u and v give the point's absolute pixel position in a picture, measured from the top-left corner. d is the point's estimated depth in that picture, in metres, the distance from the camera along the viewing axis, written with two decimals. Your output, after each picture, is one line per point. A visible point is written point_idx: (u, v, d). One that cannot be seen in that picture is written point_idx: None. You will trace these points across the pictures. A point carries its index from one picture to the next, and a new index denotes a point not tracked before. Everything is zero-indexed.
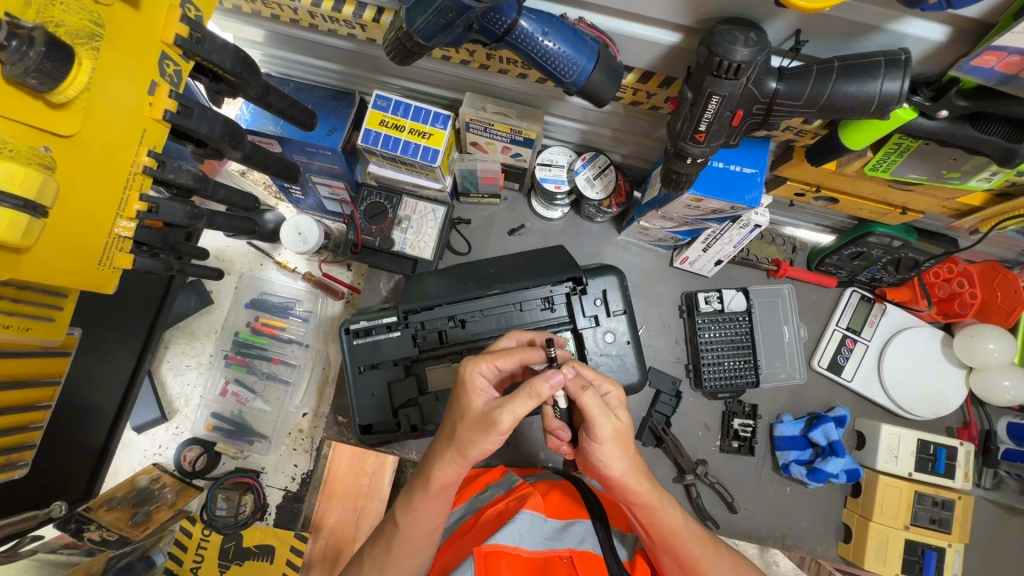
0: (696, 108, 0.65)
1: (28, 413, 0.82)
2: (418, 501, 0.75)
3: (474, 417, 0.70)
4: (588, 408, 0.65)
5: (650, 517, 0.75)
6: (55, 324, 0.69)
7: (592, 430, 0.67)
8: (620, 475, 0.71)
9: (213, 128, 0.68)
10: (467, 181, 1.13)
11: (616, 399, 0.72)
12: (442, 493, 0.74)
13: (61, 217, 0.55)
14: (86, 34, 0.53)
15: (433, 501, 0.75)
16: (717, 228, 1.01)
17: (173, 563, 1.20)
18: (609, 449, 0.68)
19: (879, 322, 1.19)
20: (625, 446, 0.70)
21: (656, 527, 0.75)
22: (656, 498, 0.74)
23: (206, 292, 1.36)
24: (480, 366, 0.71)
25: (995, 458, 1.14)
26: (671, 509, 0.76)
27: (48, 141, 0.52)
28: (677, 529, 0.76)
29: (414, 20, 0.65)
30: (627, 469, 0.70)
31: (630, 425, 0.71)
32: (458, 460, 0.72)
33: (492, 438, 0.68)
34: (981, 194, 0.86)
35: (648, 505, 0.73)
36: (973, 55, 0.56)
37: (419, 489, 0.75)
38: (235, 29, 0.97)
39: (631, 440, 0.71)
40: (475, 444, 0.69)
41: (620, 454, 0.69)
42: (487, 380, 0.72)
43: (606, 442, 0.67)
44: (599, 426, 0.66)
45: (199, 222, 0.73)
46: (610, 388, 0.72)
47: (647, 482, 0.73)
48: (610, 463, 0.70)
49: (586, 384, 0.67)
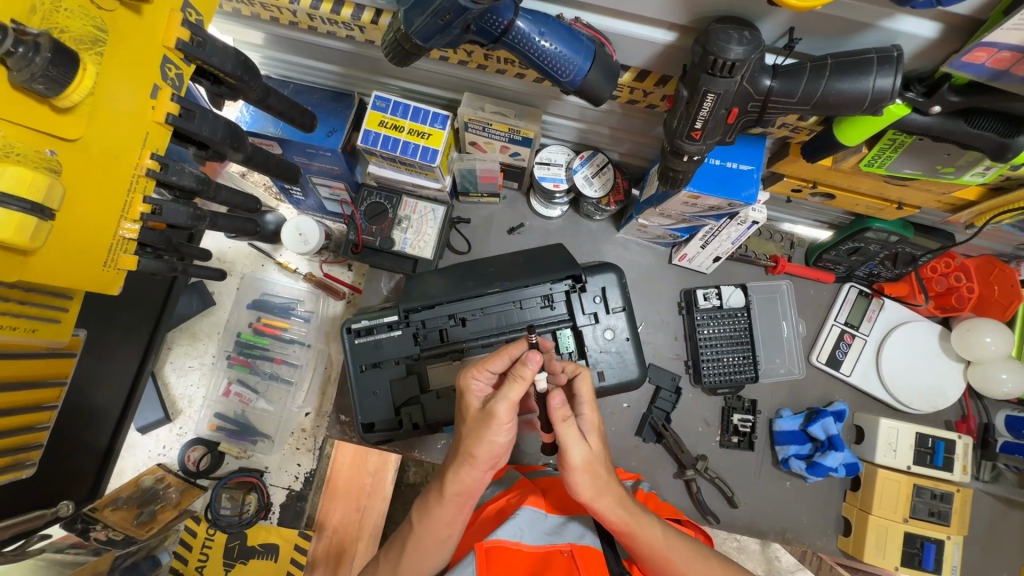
0: (692, 106, 0.66)
1: (33, 414, 0.83)
2: (436, 504, 0.76)
3: (475, 416, 0.73)
4: (564, 437, 0.71)
5: (630, 539, 0.75)
6: (60, 326, 0.70)
7: (564, 458, 0.72)
8: (591, 500, 0.73)
9: (214, 131, 0.69)
10: (466, 181, 1.14)
11: (591, 424, 0.75)
12: (460, 497, 0.75)
13: (65, 219, 0.56)
14: (89, 39, 0.54)
15: (452, 505, 0.75)
16: (715, 225, 1.01)
17: (178, 563, 1.22)
18: (579, 477, 0.72)
19: (877, 317, 1.19)
20: (594, 473, 0.73)
21: (638, 551, 0.76)
22: (630, 522, 0.74)
23: (208, 294, 1.37)
24: (473, 373, 0.76)
25: (993, 451, 1.15)
26: (651, 530, 0.76)
27: (53, 144, 0.53)
28: (660, 551, 0.75)
29: (412, 21, 0.66)
30: (595, 494, 0.73)
31: (601, 452, 0.74)
32: (470, 463, 0.72)
33: (500, 430, 0.70)
34: (977, 188, 0.87)
35: (624, 530, 0.74)
36: (963, 51, 0.57)
37: (436, 493, 0.76)
38: (235, 32, 0.98)
39: (600, 467, 0.73)
40: (482, 439, 0.70)
41: (587, 481, 0.72)
42: (483, 383, 0.77)
43: (576, 470, 0.72)
44: (570, 454, 0.71)
45: (202, 224, 0.74)
46: (588, 413, 0.76)
47: (621, 509, 0.74)
48: (580, 489, 0.73)
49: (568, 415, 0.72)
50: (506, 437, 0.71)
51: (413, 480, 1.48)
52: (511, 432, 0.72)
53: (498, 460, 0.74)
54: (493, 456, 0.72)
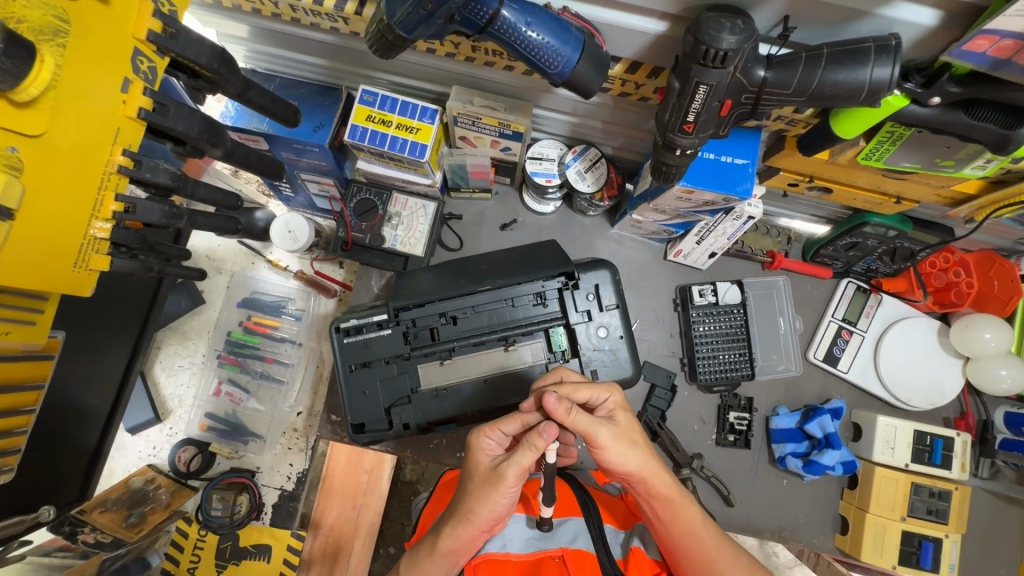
0: (684, 99, 0.64)
1: (13, 417, 0.82)
2: (426, 558, 0.74)
3: (484, 475, 0.73)
4: (579, 424, 0.70)
5: (670, 514, 0.76)
6: (36, 328, 0.68)
7: (592, 439, 0.72)
8: (638, 470, 0.73)
9: (191, 126, 0.66)
10: (457, 176, 1.12)
11: (616, 404, 0.76)
12: (452, 554, 0.73)
13: (29, 219, 0.54)
14: (50, 30, 0.52)
15: (442, 560, 0.74)
16: (710, 220, 1.00)
17: (170, 564, 1.24)
18: (615, 450, 0.72)
19: (875, 313, 1.18)
20: (633, 442, 0.74)
21: (676, 526, 0.76)
22: (677, 493, 0.75)
23: (197, 292, 1.35)
24: (486, 431, 0.76)
25: (992, 448, 1.14)
26: (691, 508, 0.77)
27: (17, 141, 0.52)
28: (697, 530, 0.76)
29: (394, 12, 0.63)
30: (643, 462, 0.73)
31: (632, 425, 0.75)
32: (468, 521, 0.72)
33: (505, 493, 0.71)
34: (977, 181, 0.85)
35: (670, 500, 0.75)
36: (963, 39, 0.55)
37: (428, 546, 0.74)
38: (218, 24, 0.95)
39: (636, 435, 0.75)
40: (487, 500, 0.71)
41: (631, 450, 0.73)
42: (494, 442, 0.77)
43: (608, 447, 0.72)
44: (598, 435, 0.71)
45: (180, 223, 0.72)
46: (609, 395, 0.76)
47: (668, 476, 0.75)
48: (624, 461, 0.73)
49: (571, 406, 0.71)
50: (509, 500, 0.72)
51: (408, 478, 1.47)
52: (514, 495, 0.73)
53: (494, 523, 0.74)
54: (492, 518, 0.72)
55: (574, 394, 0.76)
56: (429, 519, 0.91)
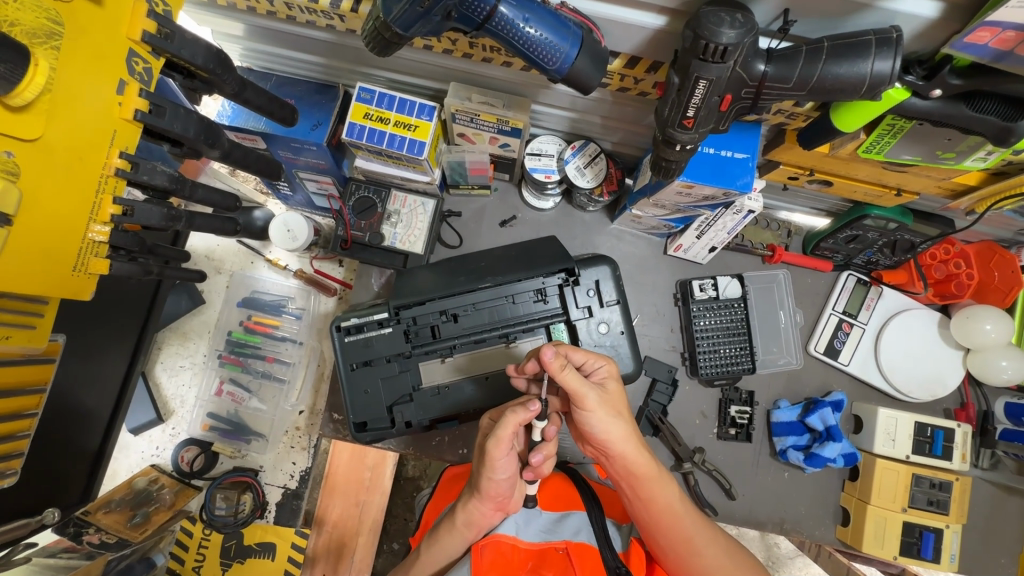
0: (683, 94, 0.63)
1: (14, 422, 0.81)
2: (446, 534, 0.77)
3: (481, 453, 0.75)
4: (568, 382, 0.69)
5: (650, 493, 0.76)
6: (36, 331, 0.68)
7: (580, 400, 0.71)
8: (619, 441, 0.73)
9: (187, 127, 0.66)
10: (456, 172, 1.12)
11: (607, 372, 0.77)
12: (469, 529, 0.77)
13: (26, 223, 0.55)
14: (43, 33, 0.52)
15: (461, 535, 0.77)
16: (710, 215, 0.99)
17: (176, 563, 1.24)
18: (601, 416, 0.72)
19: (876, 305, 1.18)
20: (618, 413, 0.74)
21: (656, 505, 0.76)
22: (657, 471, 0.76)
23: (197, 293, 1.34)
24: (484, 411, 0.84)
25: (992, 438, 1.15)
26: (670, 487, 0.77)
27: (12, 146, 0.51)
28: (675, 509, 0.77)
29: (391, 9, 0.63)
30: (625, 434, 0.73)
31: (618, 397, 0.76)
32: (477, 497, 0.75)
33: (496, 467, 0.72)
34: (978, 174, 0.86)
35: (650, 478, 0.75)
36: (966, 31, 0.54)
37: (447, 523, 0.77)
38: (212, 22, 0.94)
39: (621, 407, 0.75)
40: (485, 478, 0.73)
41: (615, 419, 0.73)
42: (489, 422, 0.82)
43: (594, 410, 0.71)
44: (583, 395, 0.70)
45: (178, 225, 0.72)
46: (604, 363, 0.76)
47: (647, 453, 0.75)
48: (607, 430, 0.73)
49: (566, 363, 0.70)
50: (505, 474, 0.74)
51: (411, 474, 1.48)
52: (511, 470, 0.75)
53: (503, 500, 0.77)
54: (499, 493, 0.75)
55: (571, 355, 0.77)
56: (434, 513, 0.92)
